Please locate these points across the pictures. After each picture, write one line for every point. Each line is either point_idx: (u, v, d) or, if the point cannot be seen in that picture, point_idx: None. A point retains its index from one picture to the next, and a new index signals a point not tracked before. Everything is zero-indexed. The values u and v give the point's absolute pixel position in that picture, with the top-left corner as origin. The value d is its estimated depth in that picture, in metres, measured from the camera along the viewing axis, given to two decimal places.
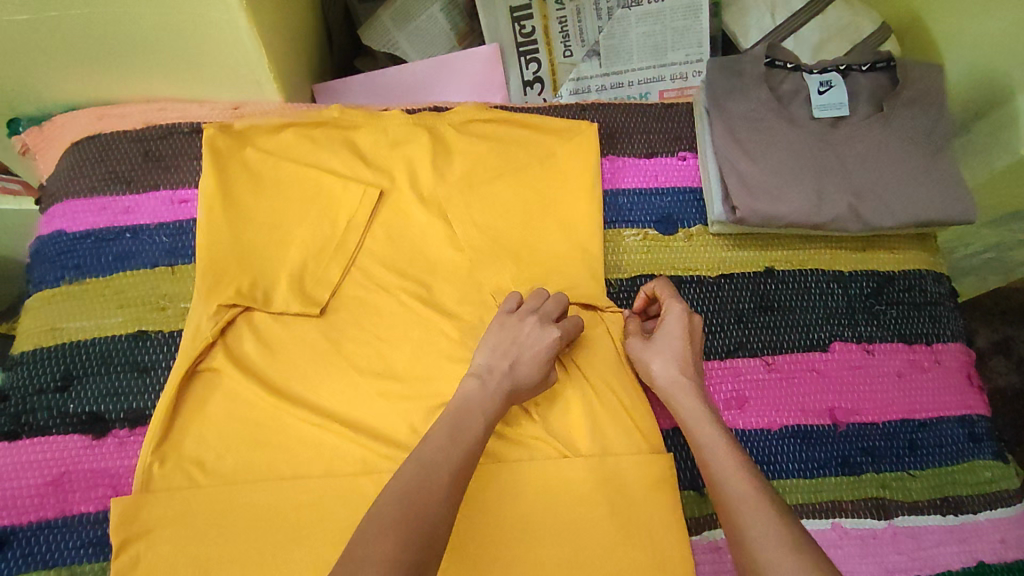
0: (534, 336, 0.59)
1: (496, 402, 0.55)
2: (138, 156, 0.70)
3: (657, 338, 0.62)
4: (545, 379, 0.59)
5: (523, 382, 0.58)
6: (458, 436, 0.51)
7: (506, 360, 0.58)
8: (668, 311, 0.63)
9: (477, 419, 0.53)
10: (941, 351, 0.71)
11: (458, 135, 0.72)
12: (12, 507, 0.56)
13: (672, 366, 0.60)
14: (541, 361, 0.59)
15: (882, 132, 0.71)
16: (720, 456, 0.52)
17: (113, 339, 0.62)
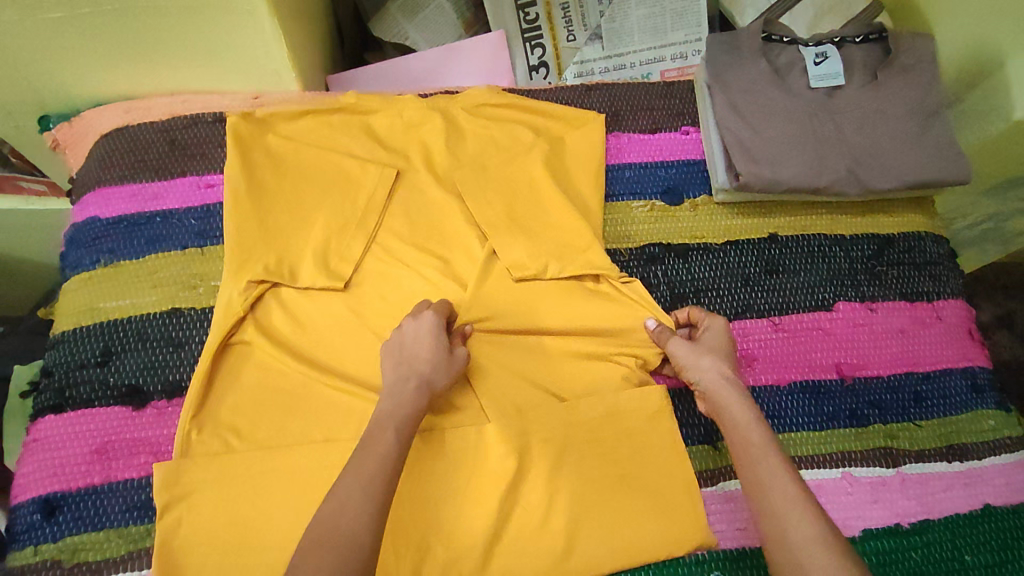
0: (417, 333, 0.59)
1: (411, 400, 0.55)
2: (164, 145, 0.73)
3: (704, 341, 0.63)
4: (449, 358, 0.59)
5: (431, 371, 0.58)
6: (365, 453, 0.51)
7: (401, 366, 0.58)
8: (714, 322, 0.65)
9: (389, 427, 0.53)
10: (943, 307, 0.73)
11: (469, 117, 0.75)
12: (60, 475, 0.59)
13: (724, 367, 0.61)
14: (435, 346, 0.59)
15: (877, 99, 0.74)
16: (766, 454, 0.54)
17: (148, 316, 0.65)
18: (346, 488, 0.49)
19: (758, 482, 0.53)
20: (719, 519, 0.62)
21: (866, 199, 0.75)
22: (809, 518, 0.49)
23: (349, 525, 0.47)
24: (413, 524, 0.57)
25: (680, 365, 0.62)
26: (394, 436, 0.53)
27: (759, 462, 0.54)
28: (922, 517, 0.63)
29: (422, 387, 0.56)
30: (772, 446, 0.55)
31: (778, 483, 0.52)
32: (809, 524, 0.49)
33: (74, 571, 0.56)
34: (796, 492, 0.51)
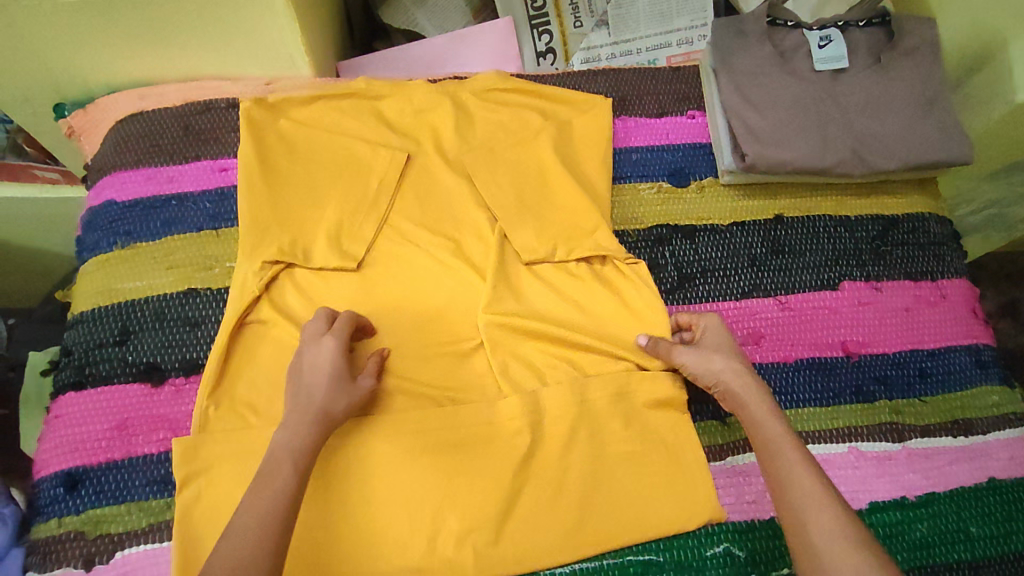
0: (315, 359, 0.59)
1: (306, 431, 0.55)
2: (179, 130, 0.74)
3: (706, 343, 0.63)
4: (350, 387, 0.59)
5: (332, 401, 0.57)
6: (262, 487, 0.51)
7: (300, 394, 0.57)
8: (707, 322, 0.65)
9: (286, 461, 0.53)
10: (947, 286, 0.74)
11: (478, 102, 0.76)
12: (82, 450, 0.60)
13: (733, 364, 0.61)
14: (334, 375, 0.58)
15: (881, 81, 0.75)
16: (786, 449, 0.55)
17: (165, 296, 0.67)
18: (245, 520, 0.49)
19: (776, 480, 0.54)
20: (727, 492, 0.63)
21: (871, 180, 0.76)
22: (828, 513, 0.50)
23: (247, 561, 0.47)
24: (428, 497, 0.58)
25: (686, 370, 0.63)
26: (293, 470, 0.53)
27: (775, 460, 0.54)
28: (927, 490, 0.64)
29: (321, 418, 0.56)
30: (785, 443, 0.55)
31: (796, 480, 0.52)
32: (829, 520, 0.49)
33: (97, 542, 0.57)
34: (813, 487, 0.52)
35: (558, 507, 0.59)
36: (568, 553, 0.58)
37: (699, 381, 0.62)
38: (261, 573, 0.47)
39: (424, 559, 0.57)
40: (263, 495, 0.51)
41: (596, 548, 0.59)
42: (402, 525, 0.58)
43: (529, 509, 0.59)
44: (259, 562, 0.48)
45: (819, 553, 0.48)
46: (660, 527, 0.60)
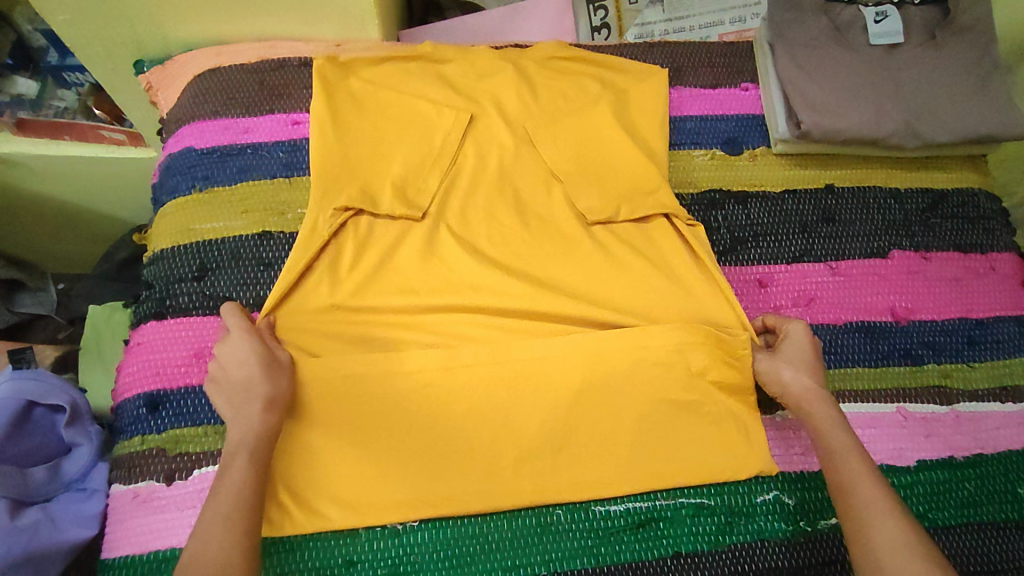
0: (234, 354, 0.59)
1: (257, 420, 0.56)
2: (254, 85, 0.77)
3: (784, 351, 0.63)
4: (278, 366, 0.59)
5: (268, 386, 0.57)
6: (223, 481, 0.53)
7: (230, 390, 0.58)
8: (793, 329, 0.64)
9: (242, 452, 0.54)
10: (996, 259, 0.76)
11: (540, 68, 0.78)
12: (163, 374, 0.64)
13: (804, 375, 0.61)
14: (260, 361, 0.58)
15: (935, 57, 0.76)
16: (850, 459, 0.55)
17: (241, 237, 0.70)
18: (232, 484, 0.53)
19: (842, 490, 0.54)
20: (777, 444, 0.65)
21: (922, 155, 0.78)
22: (892, 525, 0.50)
23: (224, 542, 0.49)
24: (489, 434, 0.61)
25: (761, 377, 0.63)
26: (252, 453, 0.55)
27: (839, 470, 0.54)
28: (976, 452, 0.66)
29: (267, 402, 0.57)
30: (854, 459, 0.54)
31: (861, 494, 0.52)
32: (893, 532, 0.49)
33: (176, 459, 0.61)
34: (880, 500, 0.51)
35: (612, 449, 0.61)
36: (622, 491, 0.61)
37: (772, 389, 0.63)
38: (240, 548, 0.50)
39: (486, 487, 0.60)
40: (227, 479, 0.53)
41: (650, 486, 0.61)
42: (463, 456, 0.60)
43: (587, 449, 0.61)
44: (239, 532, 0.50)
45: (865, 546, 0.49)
46: (713, 471, 0.62)
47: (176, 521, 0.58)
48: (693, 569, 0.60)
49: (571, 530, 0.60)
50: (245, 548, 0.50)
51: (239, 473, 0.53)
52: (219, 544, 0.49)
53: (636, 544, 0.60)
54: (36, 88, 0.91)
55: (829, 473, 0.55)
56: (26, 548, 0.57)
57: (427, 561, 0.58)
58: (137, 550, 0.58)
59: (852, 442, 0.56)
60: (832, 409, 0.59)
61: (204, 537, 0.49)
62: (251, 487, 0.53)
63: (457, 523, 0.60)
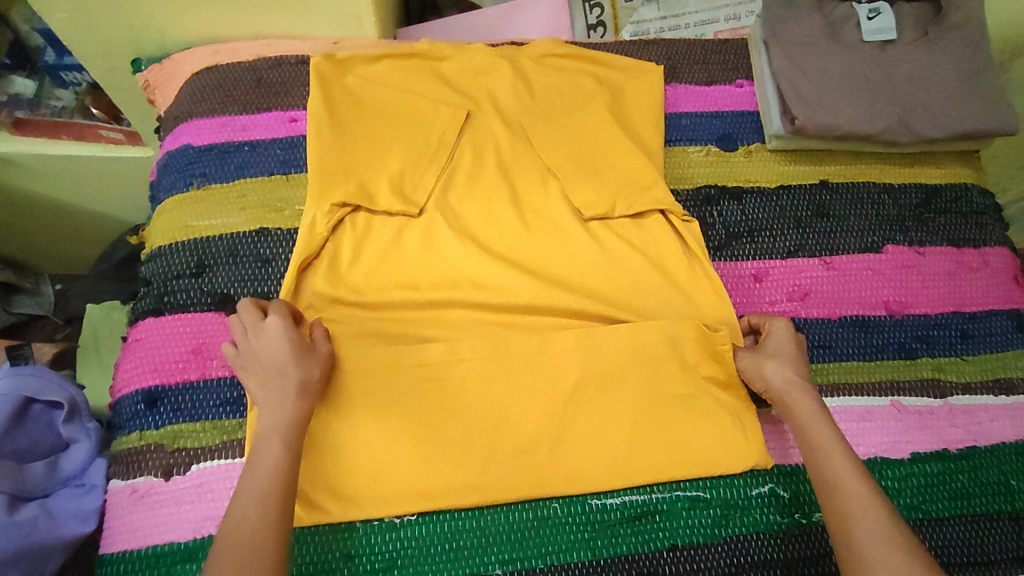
0: (275, 340, 0.58)
1: (292, 406, 0.55)
2: (251, 83, 0.78)
3: (768, 347, 0.63)
4: (312, 354, 0.59)
5: (302, 373, 0.57)
6: (256, 467, 0.52)
7: (266, 377, 0.57)
8: (774, 326, 0.64)
9: (275, 439, 0.54)
10: (989, 254, 0.76)
11: (536, 65, 0.78)
12: (161, 370, 0.64)
13: (786, 369, 0.61)
14: (298, 350, 0.58)
15: (928, 53, 0.77)
16: (833, 454, 0.54)
17: (238, 234, 0.70)
18: (265, 471, 0.52)
19: (826, 485, 0.53)
20: (771, 437, 0.66)
21: (915, 150, 0.78)
22: (875, 520, 0.49)
23: (257, 529, 0.49)
24: (486, 428, 0.61)
25: (746, 374, 0.63)
26: (284, 439, 0.54)
27: (822, 465, 0.54)
28: (969, 444, 0.66)
29: (302, 390, 0.56)
30: (840, 454, 0.54)
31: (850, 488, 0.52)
32: (876, 526, 0.49)
33: (174, 455, 0.61)
34: (863, 495, 0.51)
35: (609, 443, 0.62)
36: (618, 484, 0.61)
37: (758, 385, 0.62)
38: (271, 536, 0.49)
39: (483, 480, 0.60)
40: (259, 466, 0.52)
41: (646, 480, 0.61)
42: (460, 450, 0.60)
43: (583, 443, 0.62)
44: (273, 518, 0.50)
45: (859, 535, 0.49)
46: (708, 465, 0.62)
47: (174, 516, 0.59)
48: (688, 562, 0.60)
49: (567, 524, 0.61)
50: (277, 533, 0.49)
51: (272, 459, 0.53)
52: (251, 528, 0.49)
53: (632, 537, 0.61)
54: (32, 87, 0.91)
55: (814, 469, 0.55)
56: (21, 544, 0.57)
57: (424, 555, 0.59)
58: (135, 545, 0.58)
59: (836, 437, 0.56)
60: (815, 403, 0.58)
61: (237, 525, 0.49)
62: (284, 475, 0.52)
63: (454, 516, 0.60)
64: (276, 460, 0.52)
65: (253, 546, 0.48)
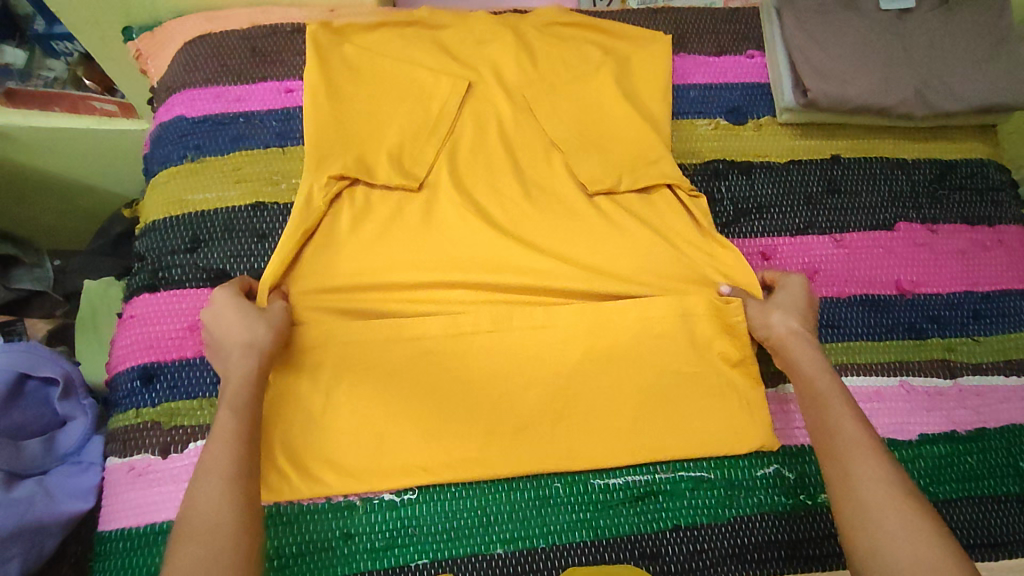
0: (216, 309, 0.57)
1: (238, 367, 0.54)
2: (246, 52, 0.75)
3: (779, 299, 0.63)
4: (260, 314, 0.57)
5: (245, 332, 0.55)
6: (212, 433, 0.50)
7: (218, 349, 0.56)
8: (791, 283, 0.64)
9: (224, 404, 0.52)
10: (1004, 232, 0.74)
11: (539, 34, 0.76)
12: (156, 347, 0.63)
13: (792, 319, 0.61)
14: (240, 310, 0.57)
15: (947, 22, 0.74)
16: (835, 402, 0.53)
17: (234, 208, 0.69)
18: (222, 424, 0.50)
19: (824, 430, 0.52)
20: (779, 418, 0.65)
21: (930, 124, 0.76)
22: (878, 466, 0.48)
23: (215, 505, 0.46)
24: (488, 407, 0.60)
25: (751, 324, 0.63)
26: (236, 402, 0.52)
27: (823, 411, 0.53)
28: (979, 425, 0.65)
29: (246, 347, 0.55)
30: (836, 397, 0.53)
31: (845, 431, 0.51)
32: (879, 472, 0.48)
33: (172, 433, 0.60)
34: (862, 441, 0.50)
35: (611, 422, 0.61)
36: (621, 463, 0.60)
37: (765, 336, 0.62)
38: (233, 509, 0.46)
39: (483, 456, 0.59)
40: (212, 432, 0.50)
41: (650, 459, 0.61)
42: (462, 427, 0.59)
43: (586, 422, 0.61)
44: (237, 492, 0.47)
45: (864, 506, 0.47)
46: (713, 444, 0.61)
47: (172, 494, 0.58)
48: (691, 542, 0.59)
49: (569, 503, 0.60)
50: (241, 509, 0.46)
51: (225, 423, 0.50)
52: (209, 504, 0.46)
53: (635, 517, 0.60)
54: (24, 58, 0.89)
55: (812, 415, 0.54)
56: (21, 520, 0.57)
57: (425, 533, 0.58)
58: (132, 523, 0.57)
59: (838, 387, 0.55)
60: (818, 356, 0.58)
61: (201, 500, 0.46)
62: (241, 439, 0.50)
63: (456, 495, 0.59)
64: (229, 425, 0.50)
65: (219, 502, 0.46)
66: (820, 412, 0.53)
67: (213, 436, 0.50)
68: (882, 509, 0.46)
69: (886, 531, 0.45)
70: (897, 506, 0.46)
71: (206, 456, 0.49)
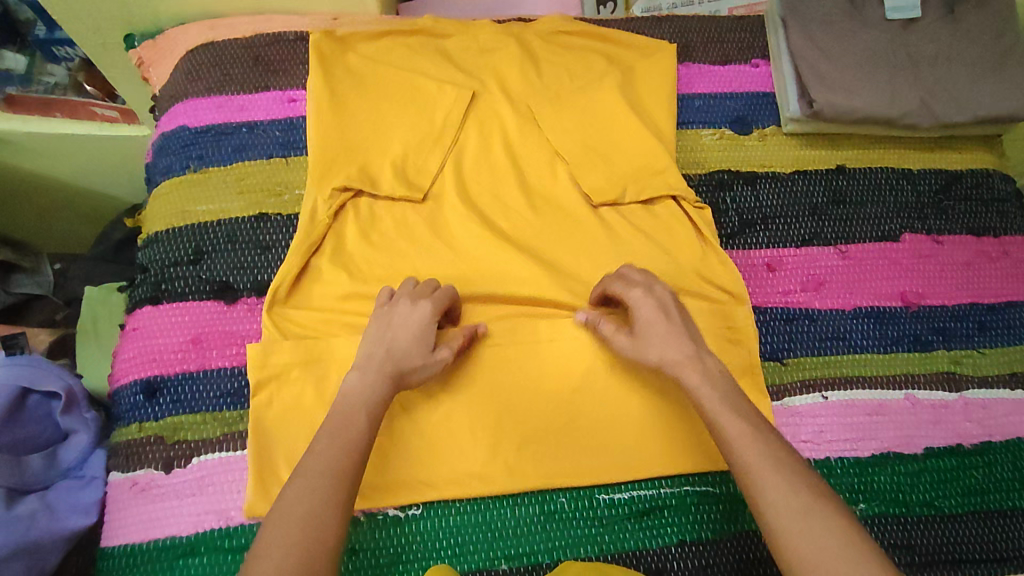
0: (405, 316, 0.56)
1: (381, 386, 0.52)
2: (249, 61, 0.75)
3: (636, 323, 0.56)
4: (436, 355, 0.56)
5: (409, 363, 0.54)
6: (339, 437, 0.49)
7: (375, 349, 0.54)
8: (631, 297, 0.57)
9: (360, 413, 0.51)
10: (1009, 243, 0.74)
11: (543, 43, 0.75)
12: (158, 361, 0.62)
13: (670, 346, 0.54)
14: (426, 337, 0.55)
15: (952, 32, 0.74)
16: (731, 428, 0.48)
17: (237, 220, 0.68)
18: (352, 436, 0.49)
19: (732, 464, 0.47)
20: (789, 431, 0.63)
21: (935, 134, 0.76)
22: (796, 496, 0.44)
23: (316, 507, 0.44)
24: (493, 421, 0.60)
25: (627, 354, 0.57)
26: (370, 417, 0.51)
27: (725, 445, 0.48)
28: (984, 439, 0.65)
29: (398, 374, 0.53)
30: (735, 419, 0.48)
31: (744, 454, 0.46)
32: (798, 502, 0.43)
33: (175, 447, 0.60)
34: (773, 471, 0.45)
35: (616, 436, 0.61)
36: (626, 477, 0.60)
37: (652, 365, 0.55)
38: (334, 520, 0.45)
39: (487, 470, 0.59)
40: (341, 433, 0.49)
41: (655, 473, 0.60)
42: (467, 441, 0.59)
43: (591, 436, 0.60)
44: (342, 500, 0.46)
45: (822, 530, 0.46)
46: (717, 458, 0.61)
47: (175, 509, 0.58)
48: (697, 557, 0.59)
49: (574, 518, 0.60)
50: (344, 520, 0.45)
51: (358, 432, 0.49)
52: (314, 504, 0.44)
53: (640, 532, 0.60)
54: (25, 63, 0.90)
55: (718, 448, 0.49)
56: (21, 539, 0.56)
57: (429, 549, 0.58)
58: (136, 539, 0.57)
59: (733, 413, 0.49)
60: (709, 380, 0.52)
61: (300, 496, 0.45)
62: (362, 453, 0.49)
63: (461, 511, 0.59)
64: (357, 437, 0.49)
65: (322, 509, 0.45)
66: (719, 435, 0.49)
67: (332, 437, 0.49)
68: (790, 535, 0.42)
69: (801, 557, 0.41)
70: (819, 521, 0.42)
71: (315, 453, 0.48)
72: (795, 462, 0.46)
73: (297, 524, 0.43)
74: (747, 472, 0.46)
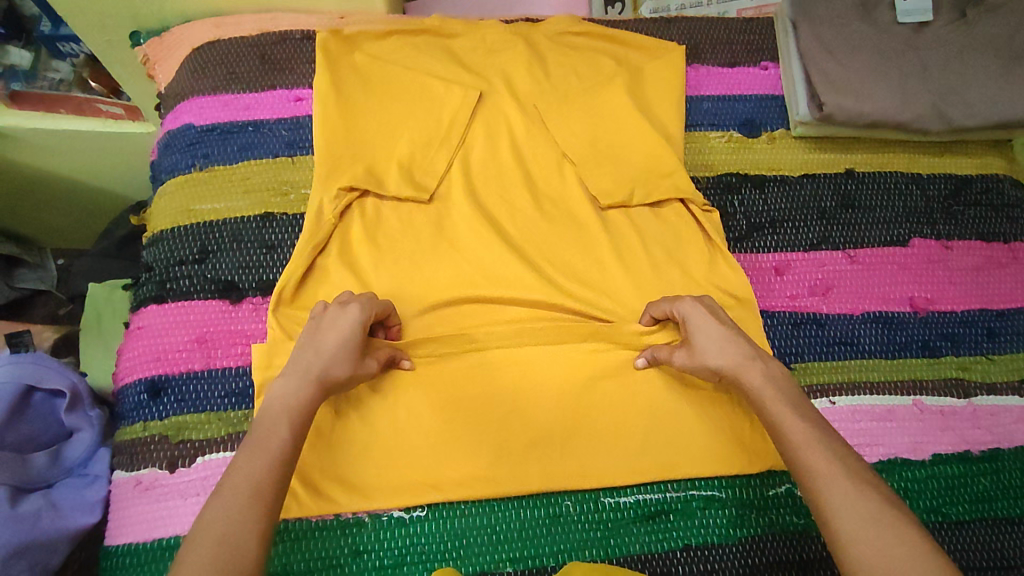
0: (332, 319, 0.53)
1: (304, 393, 0.50)
2: (255, 59, 0.74)
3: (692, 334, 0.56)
4: (361, 365, 0.54)
5: (337, 370, 0.52)
6: (259, 449, 0.46)
7: (302, 351, 0.52)
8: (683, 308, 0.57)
9: (284, 423, 0.48)
10: (1019, 249, 0.74)
11: (551, 44, 0.75)
12: (164, 359, 0.62)
13: (728, 351, 0.53)
14: (353, 345, 0.53)
15: (965, 36, 0.73)
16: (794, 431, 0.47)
17: (243, 219, 0.68)
18: (275, 445, 0.46)
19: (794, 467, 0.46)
20: None
21: (945, 139, 0.75)
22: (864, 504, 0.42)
23: (233, 526, 0.42)
24: (499, 423, 0.60)
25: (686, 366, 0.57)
26: (293, 427, 0.48)
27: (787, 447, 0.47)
28: (992, 446, 0.65)
29: (320, 381, 0.51)
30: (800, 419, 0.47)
31: (809, 457, 0.45)
32: (866, 511, 0.42)
33: (179, 447, 0.60)
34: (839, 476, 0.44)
35: (622, 440, 0.60)
36: (632, 481, 0.60)
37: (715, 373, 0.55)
38: (252, 538, 0.42)
39: (492, 473, 0.59)
40: (261, 445, 0.46)
41: (661, 477, 0.60)
42: (472, 444, 0.59)
43: (597, 440, 0.60)
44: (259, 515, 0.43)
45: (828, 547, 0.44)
46: (724, 463, 0.61)
47: (179, 509, 0.58)
48: (703, 562, 0.59)
49: (580, 521, 0.59)
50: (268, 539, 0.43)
51: (277, 444, 0.47)
52: (229, 522, 0.42)
53: (646, 536, 0.59)
54: (29, 58, 0.89)
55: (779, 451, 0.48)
56: (27, 537, 0.56)
57: (434, 551, 0.58)
58: (139, 538, 0.57)
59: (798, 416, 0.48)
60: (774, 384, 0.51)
61: (219, 515, 0.42)
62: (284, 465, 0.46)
63: (466, 513, 0.59)
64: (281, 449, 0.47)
65: (251, 527, 0.42)
66: (782, 439, 0.48)
67: (249, 449, 0.46)
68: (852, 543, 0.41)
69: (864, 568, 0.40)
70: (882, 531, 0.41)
71: (233, 468, 0.45)
72: (860, 467, 0.45)
73: (212, 541, 0.41)
74: (803, 467, 0.45)
